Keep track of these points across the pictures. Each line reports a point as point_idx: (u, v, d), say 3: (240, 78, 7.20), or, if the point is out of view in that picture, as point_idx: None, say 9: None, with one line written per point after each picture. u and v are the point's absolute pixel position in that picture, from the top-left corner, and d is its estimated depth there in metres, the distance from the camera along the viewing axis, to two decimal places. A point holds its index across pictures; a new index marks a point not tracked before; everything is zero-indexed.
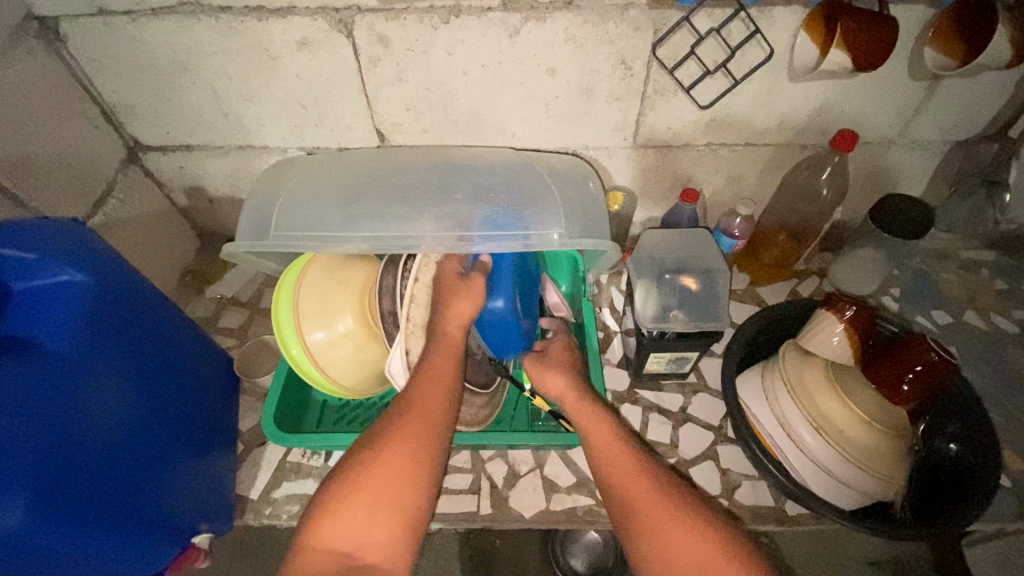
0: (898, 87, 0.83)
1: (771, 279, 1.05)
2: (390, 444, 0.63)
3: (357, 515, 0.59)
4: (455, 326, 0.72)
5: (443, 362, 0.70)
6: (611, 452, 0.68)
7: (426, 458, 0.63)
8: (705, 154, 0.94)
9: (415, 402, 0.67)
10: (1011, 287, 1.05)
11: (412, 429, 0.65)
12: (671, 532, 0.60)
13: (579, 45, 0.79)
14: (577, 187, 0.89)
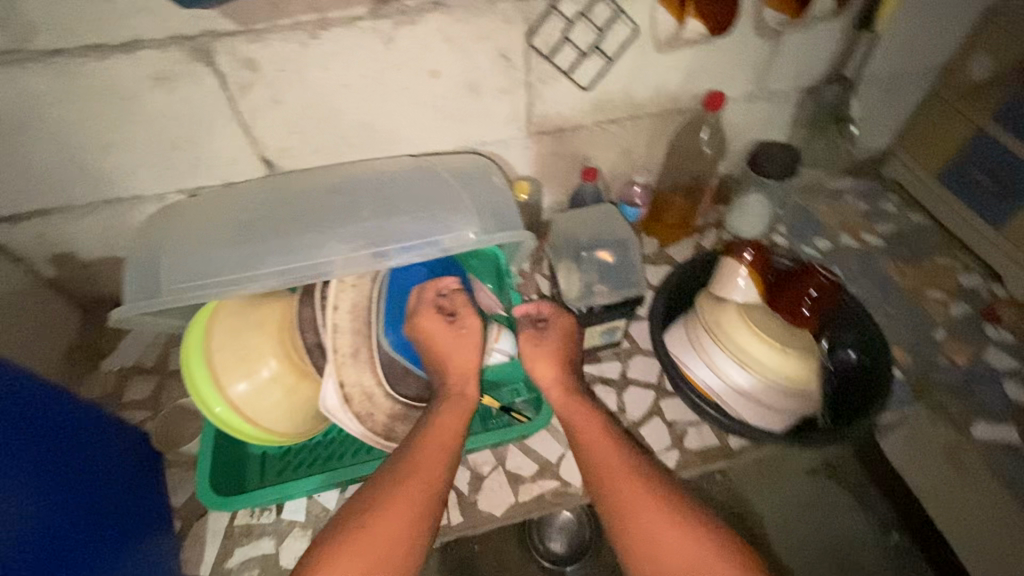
0: (748, 47, 0.91)
1: (676, 238, 1.12)
2: (390, 495, 0.63)
3: (356, 568, 0.58)
4: (466, 377, 0.75)
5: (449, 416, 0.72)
6: (607, 459, 0.72)
7: (428, 504, 0.64)
8: (596, 131, 0.99)
9: (415, 450, 0.68)
10: (871, 207, 1.20)
11: (416, 475, 0.65)
12: (671, 537, 0.64)
13: (456, 43, 0.80)
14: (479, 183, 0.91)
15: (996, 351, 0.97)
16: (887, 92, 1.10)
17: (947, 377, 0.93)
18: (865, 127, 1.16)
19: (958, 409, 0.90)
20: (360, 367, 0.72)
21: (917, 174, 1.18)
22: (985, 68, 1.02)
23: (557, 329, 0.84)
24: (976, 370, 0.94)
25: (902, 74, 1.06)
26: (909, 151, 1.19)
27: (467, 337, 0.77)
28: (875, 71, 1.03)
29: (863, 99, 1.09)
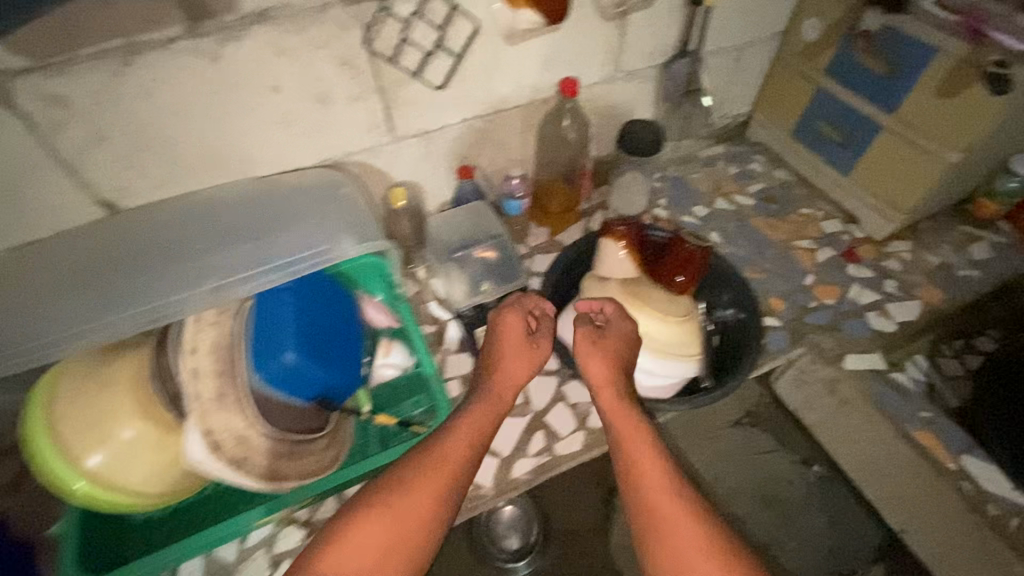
0: (596, 31, 0.94)
1: (565, 224, 1.14)
2: (402, 496, 0.61)
3: (370, 547, 0.59)
4: (507, 382, 0.74)
5: (482, 413, 0.71)
6: (643, 448, 0.67)
7: (441, 505, 0.62)
8: (465, 129, 0.98)
9: (441, 454, 0.65)
10: (740, 171, 1.28)
11: (435, 475, 0.63)
12: (689, 555, 0.59)
13: (293, 56, 0.76)
14: (332, 199, 0.89)
15: (858, 288, 1.06)
16: (735, 62, 1.17)
17: (818, 318, 1.01)
18: (723, 96, 1.23)
19: (830, 346, 0.97)
20: (228, 411, 0.66)
21: (775, 134, 1.27)
22: (814, 32, 1.09)
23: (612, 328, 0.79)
24: (842, 308, 1.03)
25: (744, 43, 1.14)
26: (766, 114, 1.28)
27: (539, 352, 0.78)
28: (715, 42, 1.10)
29: (715, 70, 1.16)
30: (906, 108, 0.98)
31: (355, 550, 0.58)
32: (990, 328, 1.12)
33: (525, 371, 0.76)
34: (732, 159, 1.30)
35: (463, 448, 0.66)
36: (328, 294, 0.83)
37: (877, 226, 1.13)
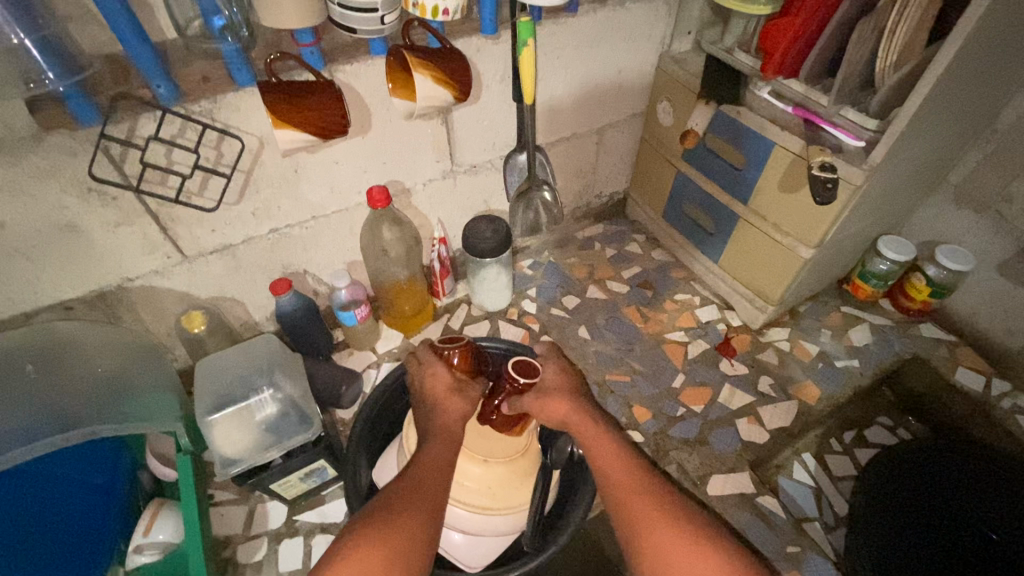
0: (414, 131, 0.84)
1: (419, 325, 1.04)
2: (375, 530, 0.53)
3: None
4: (450, 422, 0.68)
5: (444, 441, 0.65)
6: (611, 459, 0.62)
7: (423, 533, 0.54)
8: (278, 240, 0.86)
9: (413, 485, 0.58)
10: (617, 251, 1.21)
11: (414, 501, 0.57)
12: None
13: (9, 190, 0.62)
14: (30, 365, 0.70)
15: (732, 389, 0.97)
16: (596, 146, 1.10)
17: (683, 431, 0.91)
18: (592, 176, 1.16)
19: (694, 466, 0.88)
20: None
21: (649, 213, 1.21)
22: (669, 117, 1.03)
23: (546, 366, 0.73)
24: (711, 415, 0.93)
25: (602, 127, 1.06)
26: (640, 192, 1.21)
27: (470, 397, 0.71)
28: (557, 131, 1.01)
29: (575, 154, 1.08)
30: (755, 203, 0.92)
31: None
32: (878, 414, 1.08)
33: (462, 408, 0.70)
34: (609, 239, 1.23)
35: (438, 473, 0.61)
36: (77, 475, 0.74)
37: (751, 315, 1.05)
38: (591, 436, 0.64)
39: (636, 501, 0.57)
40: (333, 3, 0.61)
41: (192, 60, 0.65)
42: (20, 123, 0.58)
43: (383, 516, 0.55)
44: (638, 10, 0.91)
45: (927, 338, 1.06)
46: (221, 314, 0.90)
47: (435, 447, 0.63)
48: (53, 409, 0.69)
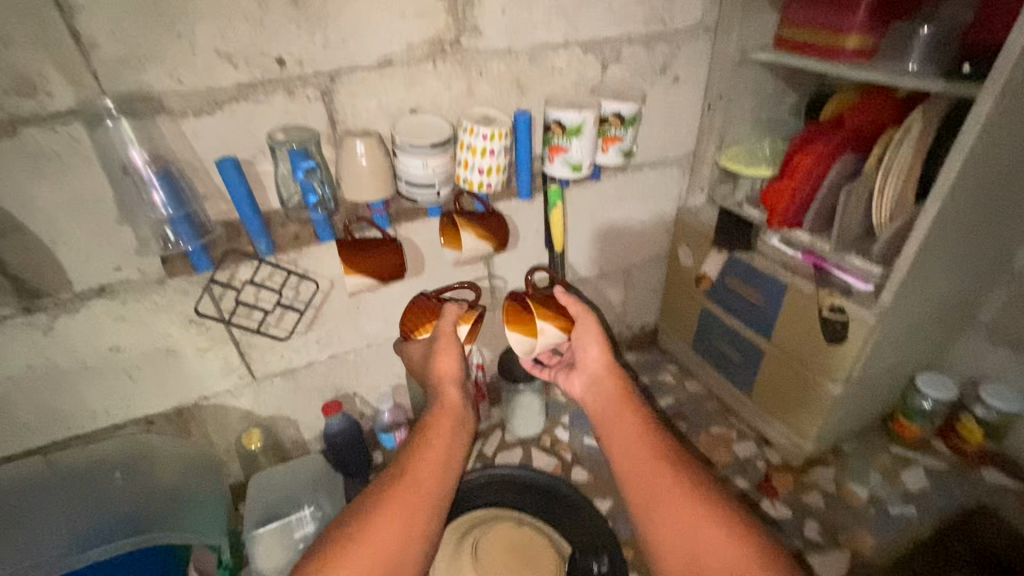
0: (459, 273, 0.97)
1: None
2: (384, 516, 0.64)
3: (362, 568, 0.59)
4: (449, 389, 0.77)
5: (442, 426, 0.75)
6: (620, 440, 0.73)
7: (417, 520, 0.65)
8: (334, 365, 0.96)
9: (417, 478, 0.69)
10: (651, 380, 1.24)
11: (413, 490, 0.67)
12: (698, 531, 0.61)
13: (132, 320, 0.77)
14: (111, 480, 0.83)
15: (777, 534, 0.92)
16: (624, 283, 1.20)
17: None
18: (622, 310, 1.24)
19: None
20: None
21: (680, 345, 1.25)
22: (689, 259, 1.13)
23: (583, 336, 0.80)
24: None
25: (628, 266, 1.17)
26: (670, 325, 1.27)
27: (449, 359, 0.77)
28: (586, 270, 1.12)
29: (605, 291, 1.18)
30: (777, 338, 0.96)
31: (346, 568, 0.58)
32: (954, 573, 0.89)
33: (452, 367, 0.76)
34: (643, 368, 1.27)
35: (437, 462, 0.72)
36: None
37: (791, 452, 1.03)
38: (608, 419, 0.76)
39: (635, 463, 0.70)
40: (401, 180, 0.78)
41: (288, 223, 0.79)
42: (153, 270, 0.75)
43: (385, 507, 0.65)
44: (654, 173, 1.06)
45: (991, 485, 0.99)
46: (275, 431, 0.98)
47: (436, 435, 0.74)
48: (133, 510, 0.79)
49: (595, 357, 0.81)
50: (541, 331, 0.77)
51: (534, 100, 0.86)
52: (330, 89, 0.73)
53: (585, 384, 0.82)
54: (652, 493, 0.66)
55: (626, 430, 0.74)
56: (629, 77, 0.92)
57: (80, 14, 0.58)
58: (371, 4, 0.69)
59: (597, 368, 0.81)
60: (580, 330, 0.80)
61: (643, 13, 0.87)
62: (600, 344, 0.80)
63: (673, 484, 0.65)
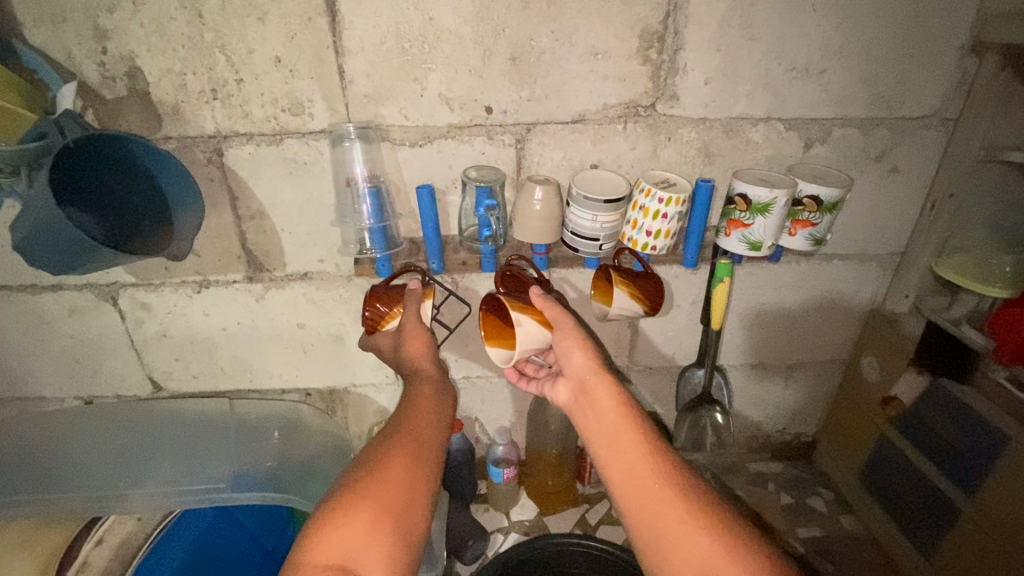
0: (602, 328, 0.95)
1: (556, 504, 1.03)
2: (384, 462, 0.57)
3: (356, 531, 0.50)
4: (427, 364, 0.72)
5: (430, 395, 0.68)
6: (605, 423, 0.60)
7: (415, 477, 0.57)
8: (466, 386, 1.00)
9: (411, 433, 0.61)
10: (797, 501, 1.06)
11: (411, 449, 0.59)
12: (684, 534, 0.50)
13: (318, 305, 0.91)
14: (261, 441, 0.95)
15: None
16: (782, 381, 1.06)
17: None
18: (774, 410, 1.10)
19: None
20: None
21: (842, 470, 1.06)
22: (874, 373, 0.98)
23: (562, 334, 0.68)
24: None
25: (792, 363, 1.03)
26: (834, 444, 1.09)
27: (422, 334, 0.74)
28: (740, 356, 1.01)
29: (758, 383, 1.05)
30: (982, 497, 0.78)
31: (341, 533, 0.50)
32: None
33: (424, 349, 0.73)
34: (789, 483, 1.10)
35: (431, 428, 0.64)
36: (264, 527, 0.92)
37: None
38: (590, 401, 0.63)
39: (638, 484, 0.54)
40: (567, 228, 0.80)
41: (459, 249, 0.86)
42: (344, 267, 0.87)
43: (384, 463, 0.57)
44: (845, 267, 0.93)
45: None
46: None
47: (424, 403, 0.66)
48: (274, 468, 0.91)
49: (578, 361, 0.66)
50: (517, 326, 0.68)
51: (720, 172, 0.83)
52: (523, 137, 0.79)
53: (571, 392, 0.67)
54: (666, 521, 0.51)
55: (621, 445, 0.57)
56: (833, 160, 0.84)
57: (348, 57, 0.72)
58: (578, 66, 0.74)
59: (580, 373, 0.66)
60: (559, 331, 0.68)
61: (866, 95, 0.79)
62: (584, 343, 0.67)
63: (694, 511, 0.52)
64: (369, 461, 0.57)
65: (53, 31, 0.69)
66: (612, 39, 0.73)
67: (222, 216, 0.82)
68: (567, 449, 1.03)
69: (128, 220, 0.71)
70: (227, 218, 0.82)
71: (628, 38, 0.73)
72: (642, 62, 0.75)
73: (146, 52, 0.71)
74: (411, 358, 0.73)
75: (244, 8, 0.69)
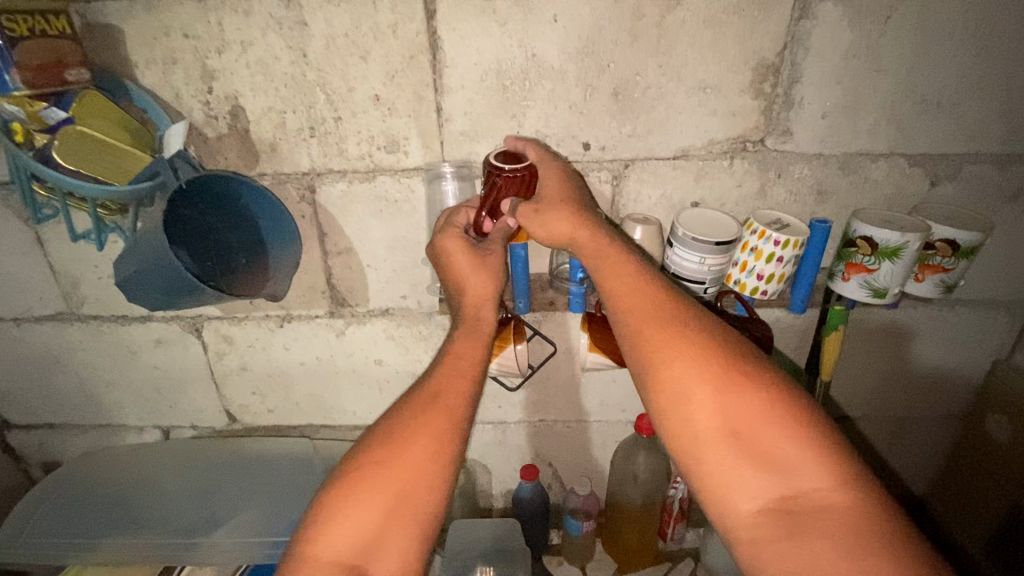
0: None
1: (638, 563, 0.95)
2: (405, 434, 0.56)
3: (368, 518, 0.52)
4: (488, 292, 0.66)
5: (470, 347, 0.63)
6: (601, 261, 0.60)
7: (430, 460, 0.55)
8: (542, 430, 0.95)
9: (434, 398, 0.58)
10: None
11: (429, 419, 0.56)
12: (674, 355, 0.53)
13: (398, 342, 0.88)
14: None
15: None
16: (888, 436, 0.96)
17: None
18: (878, 467, 0.99)
19: None
20: None
21: (960, 537, 0.95)
22: (1005, 434, 0.87)
23: (553, 216, 0.62)
24: None
25: (900, 417, 0.94)
26: (951, 508, 0.98)
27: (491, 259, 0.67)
28: (843, 407, 0.92)
29: (862, 438, 0.96)
30: None
31: (349, 521, 0.52)
32: None
33: (488, 288, 0.66)
34: None
35: (459, 392, 0.59)
36: None
37: None
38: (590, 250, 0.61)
39: (634, 315, 0.56)
40: (667, 270, 0.74)
41: (548, 288, 0.81)
42: (427, 304, 0.85)
43: (396, 442, 0.55)
44: (972, 314, 0.84)
45: None
46: (472, 477, 0.99)
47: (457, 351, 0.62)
48: None
49: (558, 225, 0.62)
50: None
51: (834, 211, 0.77)
52: (621, 174, 0.75)
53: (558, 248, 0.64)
54: (654, 346, 0.54)
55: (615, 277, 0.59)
56: (963, 198, 0.76)
57: (447, 95, 0.71)
58: (685, 101, 0.70)
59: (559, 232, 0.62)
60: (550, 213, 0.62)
61: (1004, 128, 0.72)
62: (565, 207, 0.63)
63: (691, 337, 0.53)
64: (389, 429, 0.56)
65: (163, 72, 0.70)
66: (724, 73, 0.69)
67: (310, 252, 0.81)
68: (651, 502, 0.96)
69: (223, 257, 0.71)
70: (315, 254, 0.81)
71: (741, 72, 0.69)
72: (754, 96, 0.70)
73: (249, 91, 0.71)
74: (474, 302, 0.66)
75: (347, 48, 0.69)
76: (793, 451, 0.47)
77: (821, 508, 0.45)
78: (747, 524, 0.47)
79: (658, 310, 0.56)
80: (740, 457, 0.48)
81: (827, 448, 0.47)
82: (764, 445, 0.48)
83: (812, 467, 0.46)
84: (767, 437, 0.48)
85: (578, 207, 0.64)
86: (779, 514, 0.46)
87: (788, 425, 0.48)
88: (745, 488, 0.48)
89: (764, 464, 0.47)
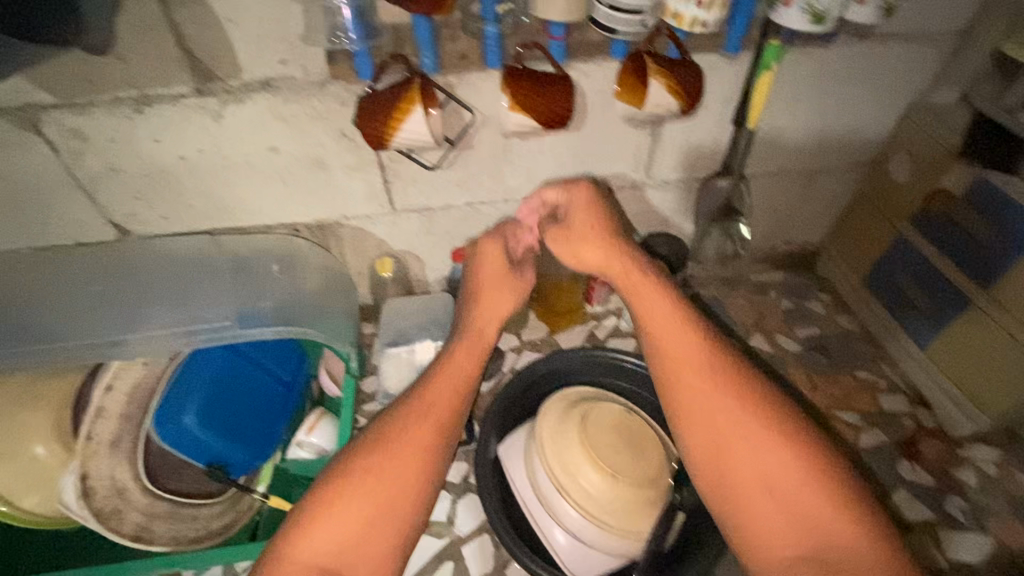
0: (618, 136, 0.84)
1: (566, 323, 1.01)
2: (397, 443, 0.60)
3: (350, 522, 0.55)
4: (503, 300, 0.75)
5: (465, 358, 0.69)
6: (654, 314, 0.68)
7: (419, 471, 0.59)
8: (469, 213, 0.91)
9: (430, 400, 0.64)
10: (796, 306, 1.07)
11: (418, 437, 0.61)
12: (717, 406, 0.60)
13: (290, 122, 0.76)
14: (260, 276, 0.90)
15: (907, 497, 0.81)
16: (801, 189, 1.00)
17: None
18: (788, 219, 1.05)
19: None
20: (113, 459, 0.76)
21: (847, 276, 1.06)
22: (904, 172, 0.92)
23: (590, 244, 0.75)
24: None
25: (815, 168, 0.96)
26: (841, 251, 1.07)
27: (519, 282, 0.77)
28: (765, 162, 0.94)
29: (774, 194, 1.00)
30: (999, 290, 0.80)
31: (329, 525, 0.54)
32: None
33: (506, 305, 0.75)
34: (793, 290, 1.09)
35: (450, 404, 0.65)
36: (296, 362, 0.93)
37: (955, 422, 0.88)
38: (637, 284, 0.71)
39: (678, 363, 0.64)
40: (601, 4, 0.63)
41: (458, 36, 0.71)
42: (315, 70, 0.71)
43: (385, 451, 0.59)
44: (903, 50, 0.81)
45: None
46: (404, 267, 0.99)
47: (454, 359, 0.68)
48: (275, 302, 0.87)
49: (597, 257, 0.74)
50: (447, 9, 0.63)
51: None
52: None
53: (576, 260, 0.76)
54: (698, 394, 0.62)
55: (667, 328, 0.67)
56: None
57: None
58: None
59: (595, 264, 0.75)
60: (588, 244, 0.75)
61: None
62: (607, 241, 0.74)
63: (731, 391, 0.61)
64: (378, 437, 0.60)
65: None
66: None
67: (142, 0, 0.62)
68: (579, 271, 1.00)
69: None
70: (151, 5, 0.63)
71: None
72: None
73: None
74: (482, 317, 0.73)
75: None
76: (819, 502, 0.53)
77: (848, 552, 0.50)
78: (778, 566, 0.51)
79: (707, 362, 0.63)
80: (772, 507, 0.54)
81: (850, 502, 0.53)
82: (794, 495, 0.54)
83: (835, 519, 0.52)
84: (797, 488, 0.54)
85: (613, 233, 0.76)
86: (813, 560, 0.50)
87: (817, 481, 0.54)
88: (775, 533, 0.53)
89: (796, 514, 0.53)
